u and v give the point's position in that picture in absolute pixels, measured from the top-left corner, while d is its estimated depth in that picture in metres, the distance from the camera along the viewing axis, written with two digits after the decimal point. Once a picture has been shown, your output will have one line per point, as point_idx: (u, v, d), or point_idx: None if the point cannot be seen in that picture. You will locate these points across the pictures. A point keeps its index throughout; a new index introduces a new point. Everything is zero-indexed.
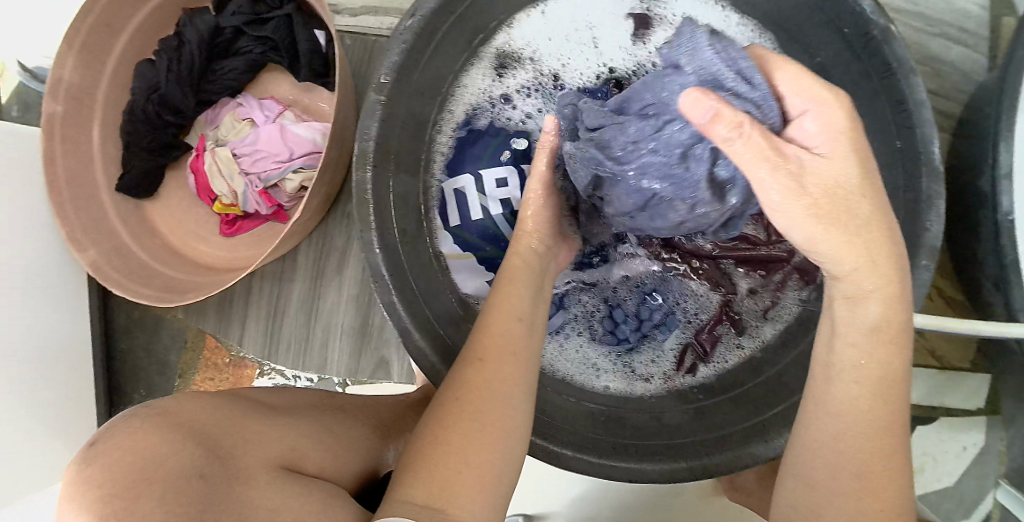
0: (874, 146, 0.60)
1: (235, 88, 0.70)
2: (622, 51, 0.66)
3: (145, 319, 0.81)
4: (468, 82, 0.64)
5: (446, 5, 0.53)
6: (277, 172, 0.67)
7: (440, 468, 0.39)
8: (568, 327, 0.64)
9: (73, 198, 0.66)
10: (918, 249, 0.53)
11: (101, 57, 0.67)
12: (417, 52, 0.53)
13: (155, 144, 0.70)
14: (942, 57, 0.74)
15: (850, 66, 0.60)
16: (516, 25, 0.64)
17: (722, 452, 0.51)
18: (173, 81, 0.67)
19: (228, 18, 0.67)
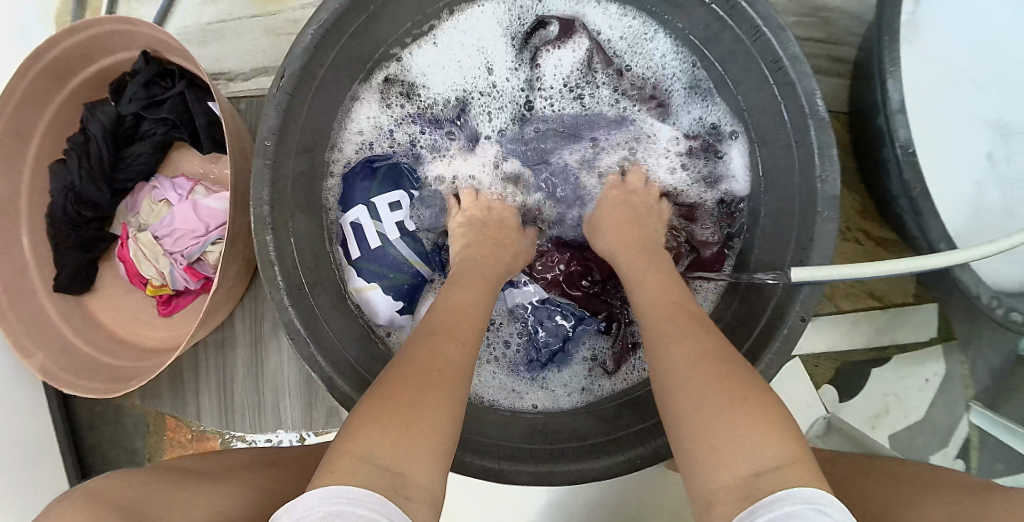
0: (759, 108, 0.60)
1: (147, 172, 0.66)
2: (508, 63, 0.67)
3: (105, 411, 0.80)
4: (357, 118, 0.65)
5: (314, 55, 0.52)
6: (197, 247, 0.63)
7: (396, 426, 0.38)
8: (478, 356, 0.64)
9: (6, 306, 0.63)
10: (816, 203, 0.53)
11: (12, 169, 0.63)
12: (296, 108, 0.54)
13: (77, 241, 0.66)
14: (827, 3, 0.74)
15: (721, 36, 0.59)
16: (404, 56, 0.66)
17: (659, 439, 0.51)
18: (84, 178, 0.64)
19: (125, 105, 0.63)
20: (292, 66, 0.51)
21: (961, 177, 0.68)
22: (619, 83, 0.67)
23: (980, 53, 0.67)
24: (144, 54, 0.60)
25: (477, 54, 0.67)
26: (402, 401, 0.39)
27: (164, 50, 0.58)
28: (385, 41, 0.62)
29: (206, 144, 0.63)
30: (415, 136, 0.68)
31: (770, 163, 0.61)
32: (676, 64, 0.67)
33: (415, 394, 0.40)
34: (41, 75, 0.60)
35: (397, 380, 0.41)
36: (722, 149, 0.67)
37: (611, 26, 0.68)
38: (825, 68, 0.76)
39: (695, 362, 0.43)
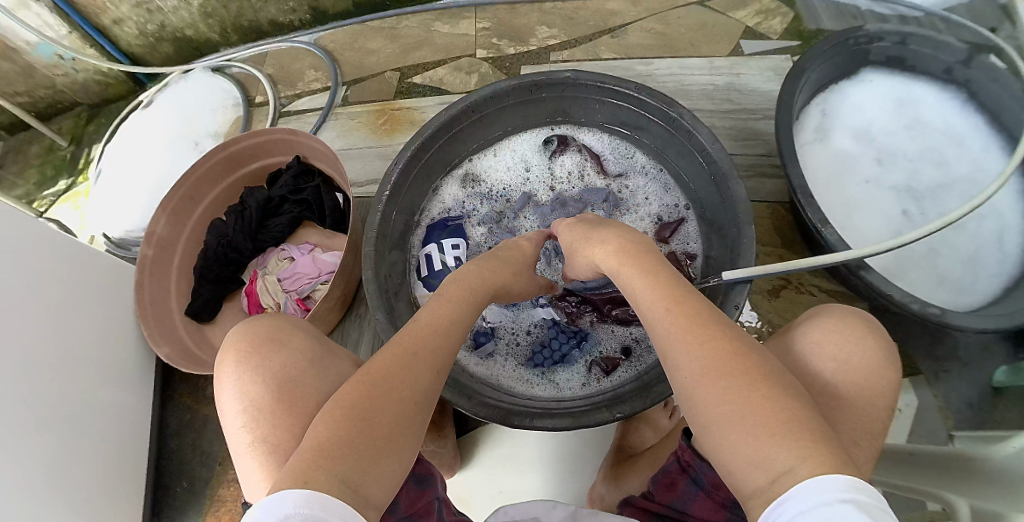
0: (703, 190, 0.80)
1: (279, 237, 1.02)
2: (542, 164, 0.91)
3: (194, 420, 1.04)
4: (439, 198, 0.89)
5: (419, 152, 0.79)
6: (309, 285, 0.94)
7: (362, 449, 0.46)
8: (498, 354, 0.79)
9: (159, 329, 0.98)
10: (741, 233, 0.70)
11: (182, 221, 1.06)
12: (402, 185, 0.79)
13: (219, 277, 1.02)
14: (766, 131, 1.03)
15: (671, 143, 0.81)
16: (475, 158, 0.90)
17: (637, 401, 0.66)
18: (237, 231, 1.00)
19: (277, 189, 1.00)
20: (407, 155, 0.77)
21: (882, 227, 0.93)
22: (609, 177, 0.89)
23: (878, 146, 0.99)
24: (298, 158, 0.99)
25: (523, 163, 0.91)
26: (359, 428, 0.47)
27: (317, 156, 0.97)
28: (469, 147, 0.87)
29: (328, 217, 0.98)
30: (474, 208, 0.90)
31: (717, 225, 0.78)
32: (648, 169, 0.88)
33: (378, 408, 0.48)
34: (221, 163, 1.04)
35: (341, 408, 0.48)
36: (688, 223, 0.85)
37: (604, 144, 0.90)
38: (770, 172, 1.01)
39: (689, 347, 0.51)
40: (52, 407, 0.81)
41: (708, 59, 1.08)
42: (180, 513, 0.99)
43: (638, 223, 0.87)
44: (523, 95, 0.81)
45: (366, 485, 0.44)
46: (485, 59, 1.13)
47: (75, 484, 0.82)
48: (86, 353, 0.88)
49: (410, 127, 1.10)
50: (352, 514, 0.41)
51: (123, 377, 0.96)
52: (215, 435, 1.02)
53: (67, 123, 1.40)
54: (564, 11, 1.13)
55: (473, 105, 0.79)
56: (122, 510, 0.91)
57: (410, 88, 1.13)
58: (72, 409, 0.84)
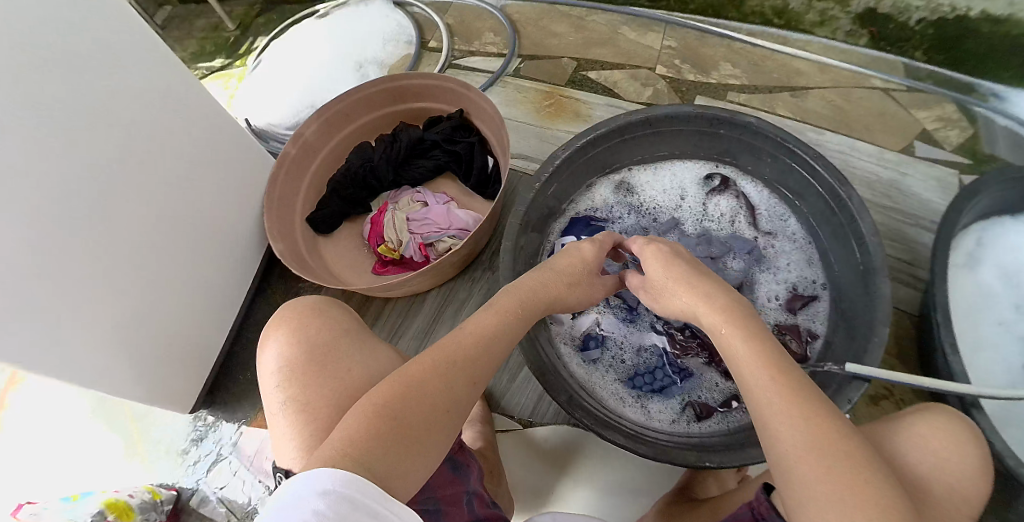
0: (847, 276, 0.79)
1: (417, 179, 1.07)
2: (697, 197, 0.91)
3: (276, 319, 1.05)
4: (589, 195, 0.92)
5: (591, 145, 0.83)
6: (435, 234, 0.99)
7: (394, 448, 0.49)
8: (601, 362, 0.81)
9: (280, 225, 1.03)
10: (875, 330, 0.70)
11: (331, 133, 1.11)
12: (565, 170, 0.83)
13: (350, 196, 1.07)
14: (916, 239, 1.00)
15: (830, 220, 0.81)
16: (635, 170, 0.92)
17: (729, 454, 0.67)
18: (383, 160, 1.06)
19: (432, 135, 1.06)
20: (578, 143, 0.82)
21: (1003, 372, 0.90)
22: (757, 232, 0.89)
23: None
24: (462, 112, 1.05)
25: (679, 189, 0.92)
26: (394, 427, 0.50)
27: (482, 117, 1.03)
28: (632, 156, 0.91)
29: (473, 176, 1.03)
30: (619, 215, 0.91)
31: (854, 314, 0.77)
32: (798, 238, 0.87)
33: (412, 410, 0.51)
34: (387, 92, 1.09)
35: (380, 405, 0.51)
36: (821, 303, 0.83)
37: (763, 199, 0.90)
38: (907, 280, 0.98)
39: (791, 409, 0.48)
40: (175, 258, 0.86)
41: (880, 149, 1.06)
42: (236, 400, 1.01)
43: (772, 285, 0.86)
44: (702, 124, 0.85)
45: (391, 479, 0.47)
46: (663, 76, 1.13)
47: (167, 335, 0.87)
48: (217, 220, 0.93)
49: (574, 117, 1.11)
50: (388, 500, 0.45)
51: (238, 256, 1.00)
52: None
53: (239, 9, 1.50)
54: (753, 56, 1.14)
55: (656, 118, 0.83)
56: (191, 375, 0.95)
57: (583, 81, 1.14)
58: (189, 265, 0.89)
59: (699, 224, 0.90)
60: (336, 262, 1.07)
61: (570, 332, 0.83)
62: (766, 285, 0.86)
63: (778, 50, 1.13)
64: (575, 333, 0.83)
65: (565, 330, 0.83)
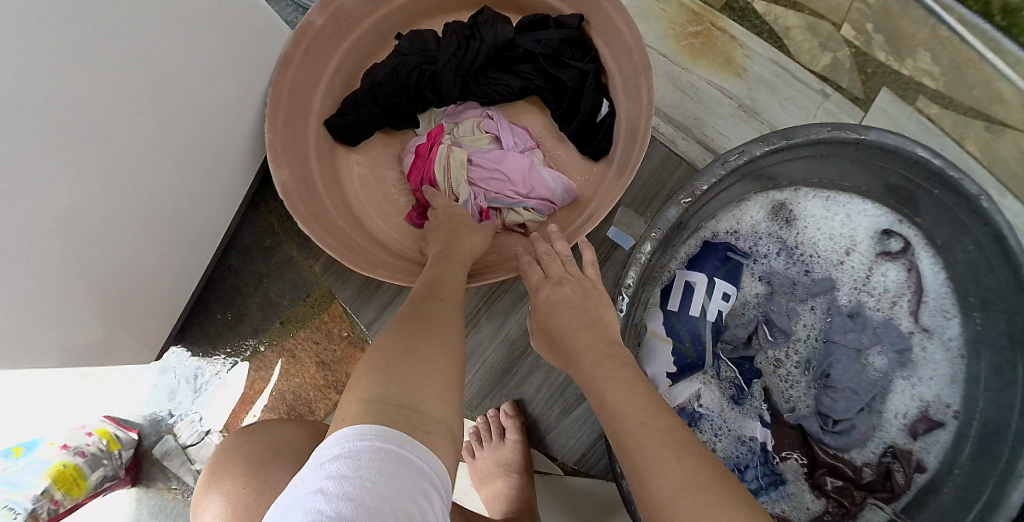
0: (991, 422, 0.63)
1: (492, 100, 0.78)
2: (863, 255, 0.71)
3: (270, 250, 0.83)
4: (738, 210, 0.71)
5: (765, 157, 0.63)
6: (508, 198, 0.75)
7: (404, 386, 0.39)
8: None
9: (286, 135, 0.74)
10: (996, 511, 0.57)
11: (378, 1, 0.76)
12: (717, 187, 0.64)
13: (394, 104, 0.77)
14: None
15: (1003, 349, 0.64)
16: (803, 194, 0.72)
17: None
18: (451, 64, 0.75)
19: (528, 43, 0.75)
20: (760, 148, 0.61)
21: None
22: (913, 323, 0.70)
23: None
24: (581, 20, 0.74)
25: (848, 237, 0.72)
26: (405, 359, 0.41)
27: (609, 39, 0.73)
28: (805, 178, 0.70)
29: (575, 122, 0.75)
30: (765, 252, 0.71)
31: (971, 468, 0.63)
32: (952, 348, 0.69)
33: (413, 344, 0.43)
34: None
35: (378, 349, 0.42)
36: (943, 434, 0.68)
37: (937, 284, 0.70)
38: None
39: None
40: (126, 191, 0.61)
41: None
42: (211, 342, 0.84)
43: (903, 395, 0.70)
44: (916, 173, 0.63)
45: (413, 404, 0.39)
46: (849, 42, 0.85)
47: (114, 284, 0.65)
48: (192, 131, 0.65)
49: (725, 65, 0.86)
50: (414, 444, 0.36)
51: (219, 174, 0.73)
52: (290, 283, 0.82)
53: None
54: (959, 53, 0.84)
55: (869, 143, 0.61)
56: (151, 323, 0.75)
57: (744, 11, 0.86)
58: (147, 196, 0.63)
59: (855, 295, 0.71)
60: (363, 190, 0.81)
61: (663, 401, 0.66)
62: (895, 390, 0.70)
63: (985, 59, 0.84)
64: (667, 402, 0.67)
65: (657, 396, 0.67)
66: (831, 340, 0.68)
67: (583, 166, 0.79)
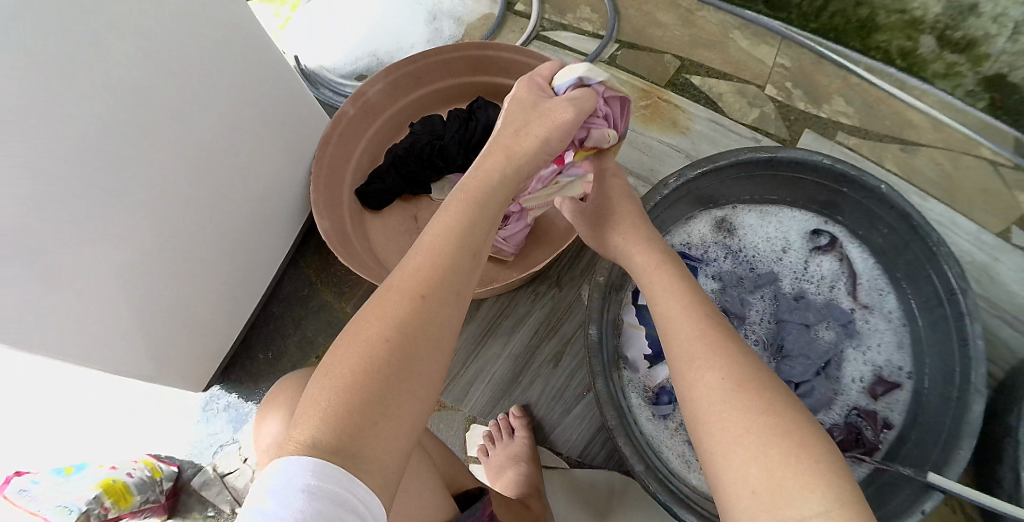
0: (935, 371, 0.73)
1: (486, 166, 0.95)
2: (799, 251, 0.85)
3: (308, 298, 1.02)
4: (687, 227, 0.86)
5: (699, 178, 0.78)
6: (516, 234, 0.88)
7: (362, 411, 0.44)
8: (671, 417, 0.76)
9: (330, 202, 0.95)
10: (960, 440, 0.65)
11: (397, 97, 1.01)
12: (665, 203, 0.78)
13: (409, 174, 0.96)
14: None
15: (933, 310, 0.74)
16: (740, 208, 0.87)
17: None
18: (453, 137, 0.93)
19: None
20: (693, 172, 0.76)
21: None
22: (854, 301, 0.83)
23: None
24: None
25: (783, 239, 0.86)
26: (371, 379, 0.45)
27: None
28: (739, 195, 0.85)
29: None
30: (715, 257, 0.86)
31: (930, 412, 0.72)
32: (892, 317, 0.81)
33: (368, 383, 0.45)
34: (467, 60, 0.98)
35: (350, 353, 0.47)
36: (901, 391, 0.78)
37: (867, 266, 0.83)
38: None
39: (728, 385, 0.48)
40: (219, 245, 0.81)
41: (979, 229, 0.97)
42: (252, 379, 1.00)
43: (858, 363, 0.81)
44: (825, 177, 0.78)
45: (355, 443, 0.43)
46: (772, 99, 1.03)
47: (201, 320, 0.83)
48: (262, 199, 0.87)
49: (672, 127, 1.02)
50: (351, 481, 0.42)
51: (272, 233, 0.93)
52: (321, 320, 1.01)
53: None
54: (870, 94, 1.03)
55: (780, 158, 0.76)
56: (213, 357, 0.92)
57: (684, 85, 1.04)
58: (231, 249, 0.84)
59: (798, 285, 0.84)
60: (383, 243, 0.99)
61: (643, 381, 0.77)
62: (851, 361, 0.81)
63: (893, 94, 1.02)
64: (649, 383, 0.77)
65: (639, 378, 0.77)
66: (783, 321, 0.81)
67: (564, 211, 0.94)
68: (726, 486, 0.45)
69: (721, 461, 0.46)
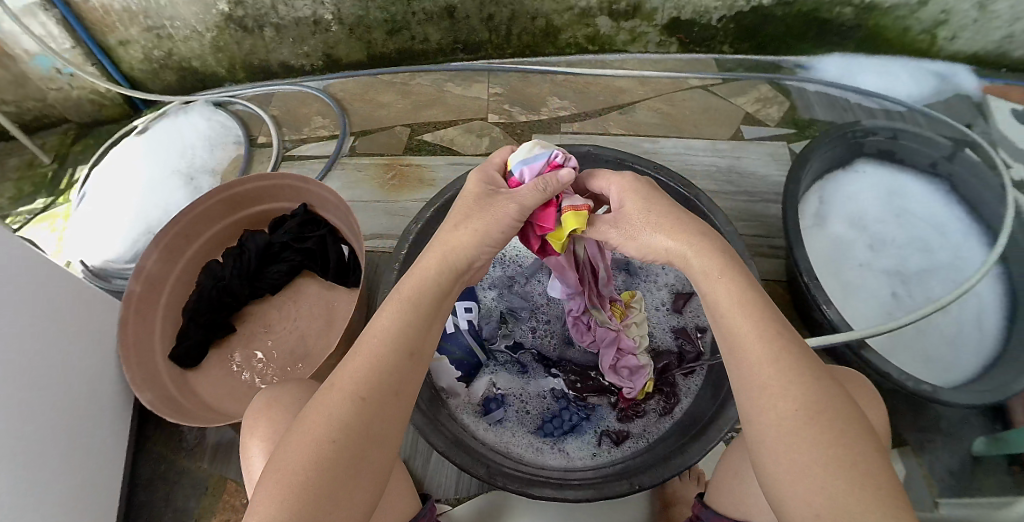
0: None
1: (275, 285, 1.03)
2: None
3: (168, 472, 1.05)
4: None
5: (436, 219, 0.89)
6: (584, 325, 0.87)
7: (310, 501, 0.48)
8: (508, 420, 0.90)
9: (141, 374, 0.95)
10: None
11: (175, 258, 1.04)
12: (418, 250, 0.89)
13: (212, 321, 1.02)
14: (766, 215, 1.10)
15: None
16: None
17: (657, 470, 0.75)
18: (235, 276, 1.01)
19: (279, 236, 1.02)
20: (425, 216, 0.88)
21: (873, 308, 1.09)
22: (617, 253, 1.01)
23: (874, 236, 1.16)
24: (304, 206, 1.02)
25: None
26: (317, 475, 0.49)
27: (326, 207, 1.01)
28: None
29: (330, 269, 1.00)
30: (490, 274, 1.00)
31: None
32: None
33: (334, 478, 0.49)
34: (224, 202, 1.04)
35: (298, 448, 0.50)
36: (689, 304, 0.97)
37: None
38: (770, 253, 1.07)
39: (788, 381, 0.51)
40: (47, 465, 0.84)
41: (712, 141, 1.17)
42: None
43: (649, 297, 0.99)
44: None
45: None
46: (497, 124, 1.16)
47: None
48: (74, 405, 0.90)
49: (420, 184, 1.11)
50: None
51: (91, 433, 0.94)
52: (187, 486, 1.04)
53: (53, 141, 1.36)
54: (575, 84, 1.20)
55: None
56: None
57: (419, 145, 1.15)
58: (61, 462, 0.86)
59: None
60: (213, 391, 1.01)
61: (470, 400, 0.91)
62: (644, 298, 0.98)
63: (598, 74, 1.20)
64: (472, 399, 0.91)
65: (462, 399, 0.90)
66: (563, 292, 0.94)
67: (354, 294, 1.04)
68: (775, 472, 0.49)
69: (771, 450, 0.50)
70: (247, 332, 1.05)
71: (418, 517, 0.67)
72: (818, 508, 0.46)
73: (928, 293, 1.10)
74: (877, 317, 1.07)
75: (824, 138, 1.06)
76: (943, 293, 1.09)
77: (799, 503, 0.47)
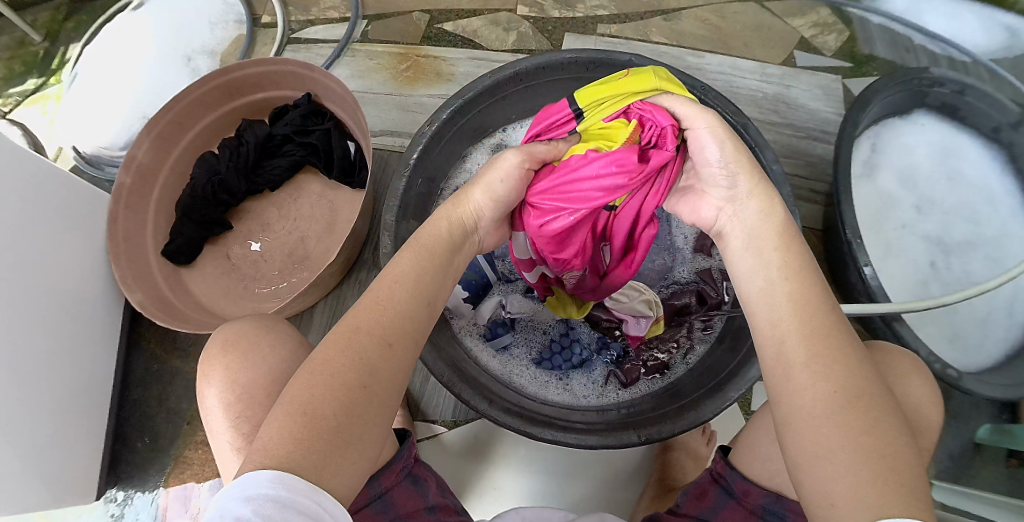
0: None
1: (275, 181, 0.97)
2: None
3: (161, 372, 1.02)
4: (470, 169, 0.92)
5: (454, 115, 0.80)
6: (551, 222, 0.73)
7: (323, 440, 0.43)
8: (512, 346, 0.86)
9: (135, 271, 0.91)
10: None
11: (168, 148, 0.96)
12: (430, 149, 0.81)
13: (204, 218, 0.96)
14: (809, 152, 1.01)
15: None
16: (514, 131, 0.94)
17: (665, 426, 0.70)
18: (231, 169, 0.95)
19: (281, 129, 0.95)
20: (444, 114, 0.79)
21: (911, 272, 1.02)
22: None
23: (921, 193, 1.07)
24: (309, 96, 0.94)
25: None
26: (340, 413, 0.44)
27: (332, 100, 0.92)
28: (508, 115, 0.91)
29: (334, 166, 0.93)
30: None
31: None
32: None
33: (350, 424, 0.44)
34: (220, 88, 0.95)
35: (308, 387, 0.44)
36: None
37: None
38: (806, 196, 1.00)
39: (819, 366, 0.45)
40: (37, 361, 0.80)
41: (761, 63, 1.06)
42: (140, 471, 0.98)
43: (683, 233, 0.92)
44: (577, 70, 0.84)
45: (326, 472, 0.42)
46: (525, 17, 1.06)
47: (49, 437, 0.82)
48: (63, 295, 0.85)
49: (437, 78, 1.03)
50: (318, 493, 0.41)
51: (83, 326, 0.90)
52: (182, 387, 1.01)
53: (44, 17, 1.18)
54: None
55: (522, 71, 0.81)
56: (76, 466, 0.89)
57: (439, 36, 1.05)
58: (50, 355, 0.83)
59: None
60: (208, 292, 0.96)
61: (475, 322, 0.87)
62: (677, 235, 0.92)
63: None
64: (479, 322, 0.87)
65: (468, 321, 0.87)
66: None
67: (359, 196, 0.97)
68: (797, 446, 0.45)
69: (798, 426, 0.45)
70: (244, 231, 0.99)
71: (393, 462, 0.60)
72: (837, 500, 0.42)
73: (968, 269, 1.02)
74: (911, 284, 1.01)
75: (887, 80, 0.95)
76: (983, 270, 1.02)
77: (817, 490, 0.43)
